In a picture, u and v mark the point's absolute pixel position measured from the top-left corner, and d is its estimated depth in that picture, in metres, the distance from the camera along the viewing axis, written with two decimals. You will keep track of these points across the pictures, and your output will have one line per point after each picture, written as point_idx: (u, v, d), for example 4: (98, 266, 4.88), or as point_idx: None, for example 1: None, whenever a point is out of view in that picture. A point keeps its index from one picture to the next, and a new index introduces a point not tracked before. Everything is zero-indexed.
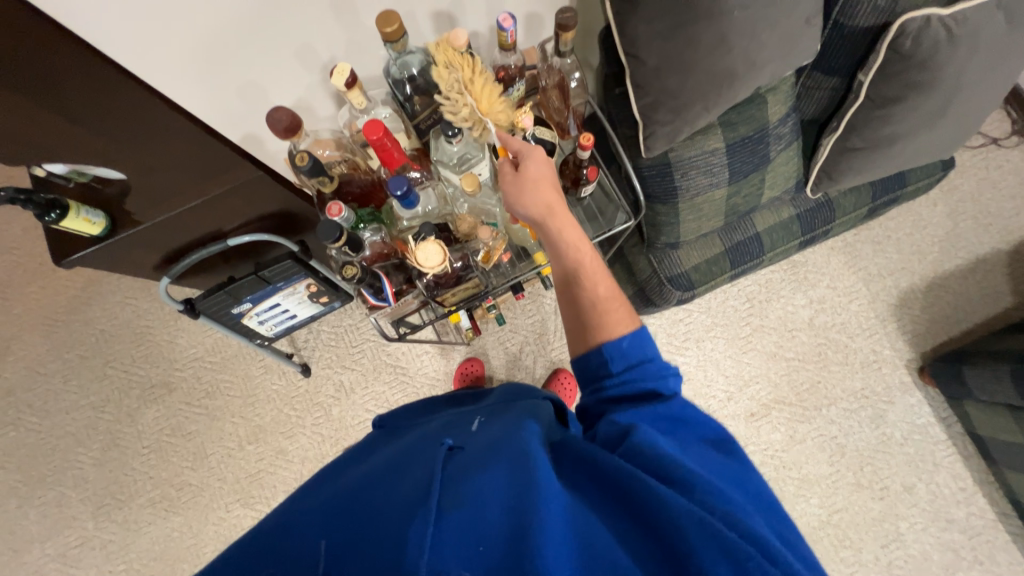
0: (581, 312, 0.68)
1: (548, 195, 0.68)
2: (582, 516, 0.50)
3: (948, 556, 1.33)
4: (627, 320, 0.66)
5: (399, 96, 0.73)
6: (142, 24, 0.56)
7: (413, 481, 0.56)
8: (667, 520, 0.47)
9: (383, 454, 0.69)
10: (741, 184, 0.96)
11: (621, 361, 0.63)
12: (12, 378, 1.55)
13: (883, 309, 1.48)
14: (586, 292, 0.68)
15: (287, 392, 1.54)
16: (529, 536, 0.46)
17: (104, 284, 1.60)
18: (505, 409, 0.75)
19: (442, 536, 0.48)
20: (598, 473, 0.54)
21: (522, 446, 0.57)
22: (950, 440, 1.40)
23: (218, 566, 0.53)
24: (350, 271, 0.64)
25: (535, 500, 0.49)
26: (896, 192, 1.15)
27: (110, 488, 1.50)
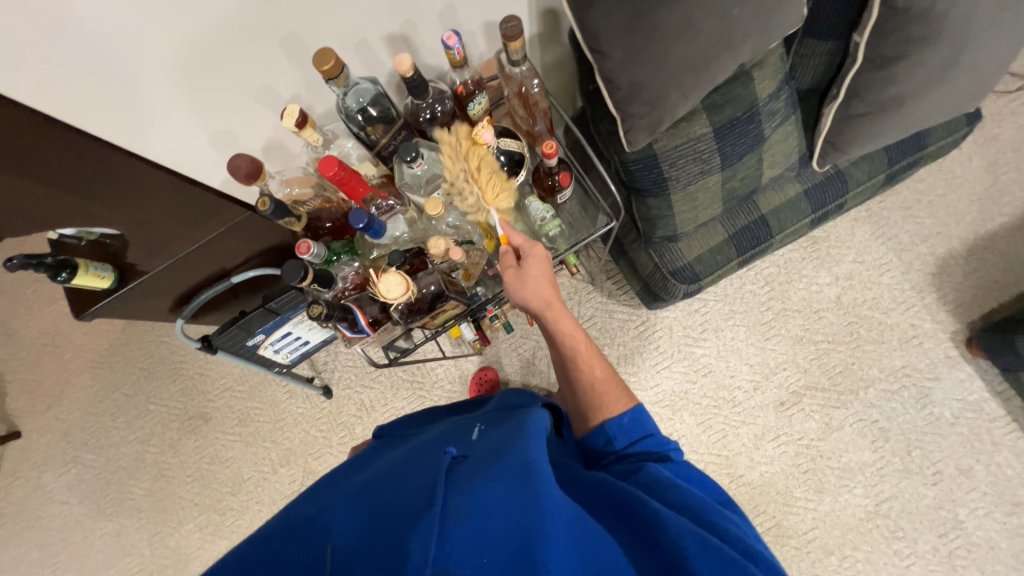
0: (584, 395, 0.76)
1: (548, 292, 0.74)
2: (589, 528, 0.53)
3: (1017, 543, 1.22)
4: (624, 400, 0.74)
5: (353, 129, 0.72)
6: (99, 93, 0.62)
7: (415, 490, 0.55)
8: (665, 537, 0.52)
9: (382, 462, 0.69)
10: (736, 167, 0.91)
11: (624, 438, 0.70)
12: (68, 419, 1.68)
13: (919, 279, 1.37)
14: (585, 376, 0.77)
15: (312, 414, 1.59)
16: (536, 550, 0.47)
17: (138, 325, 1.70)
18: (505, 414, 0.74)
19: (445, 548, 0.47)
20: (601, 499, 0.60)
21: (524, 457, 0.56)
22: (1009, 416, 1.28)
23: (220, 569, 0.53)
24: (317, 309, 0.64)
25: (539, 514, 0.50)
26: (916, 154, 1.06)
27: (161, 516, 1.60)
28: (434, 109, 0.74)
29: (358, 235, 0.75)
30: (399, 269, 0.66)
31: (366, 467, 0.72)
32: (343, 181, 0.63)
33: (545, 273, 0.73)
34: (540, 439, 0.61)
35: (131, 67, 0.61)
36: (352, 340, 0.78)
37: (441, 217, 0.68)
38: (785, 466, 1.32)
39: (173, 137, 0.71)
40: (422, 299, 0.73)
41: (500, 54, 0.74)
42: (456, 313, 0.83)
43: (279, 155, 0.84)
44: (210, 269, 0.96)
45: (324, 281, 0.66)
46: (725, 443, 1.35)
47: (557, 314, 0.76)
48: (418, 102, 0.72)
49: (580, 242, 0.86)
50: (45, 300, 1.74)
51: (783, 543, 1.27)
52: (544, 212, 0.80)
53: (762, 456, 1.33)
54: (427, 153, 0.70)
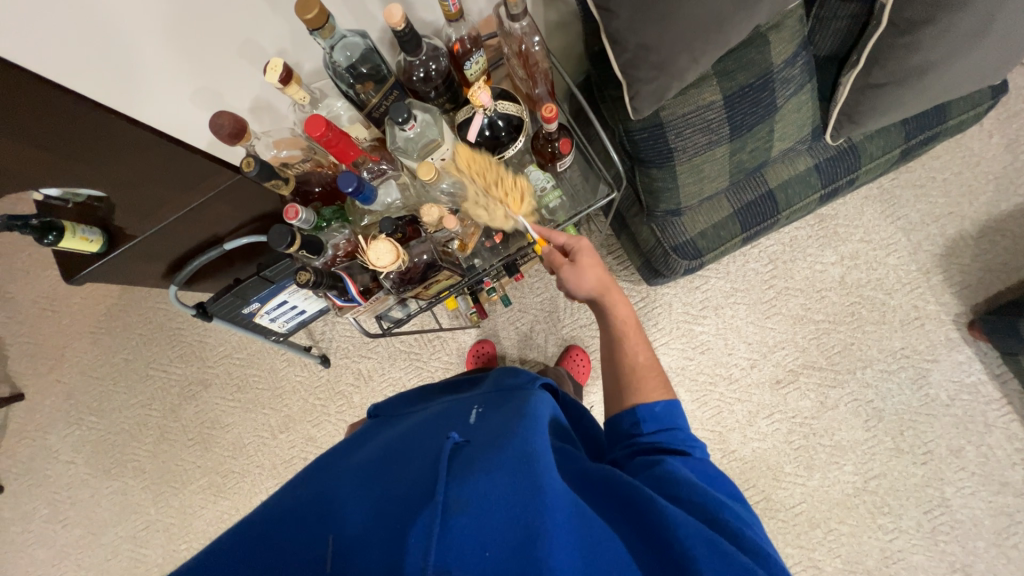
0: (623, 377, 0.76)
1: (603, 279, 0.80)
2: (589, 523, 0.52)
3: (1000, 521, 1.24)
4: (660, 390, 0.72)
5: (343, 88, 0.68)
6: (84, 52, 0.61)
7: (414, 477, 0.54)
8: (675, 540, 0.51)
9: (379, 441, 0.68)
10: (746, 138, 0.87)
11: (652, 422, 0.68)
12: (70, 382, 1.70)
13: (926, 260, 1.34)
14: (628, 359, 0.78)
15: (310, 383, 1.61)
16: (538, 546, 0.47)
17: (136, 291, 1.69)
18: (504, 396, 0.73)
19: (448, 537, 0.47)
20: (607, 492, 0.58)
21: (524, 447, 0.55)
22: (1005, 399, 1.28)
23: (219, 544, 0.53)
24: (305, 277, 0.62)
25: (539, 508, 0.50)
26: (935, 129, 1.01)
27: (165, 477, 1.65)
28: (428, 68, 0.69)
29: (349, 200, 0.73)
30: (389, 237, 0.64)
31: (361, 445, 0.70)
32: (331, 143, 0.61)
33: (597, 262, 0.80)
34: (541, 425, 0.60)
35: (113, 23, 0.61)
36: (340, 310, 0.77)
37: (434, 183, 0.65)
38: (777, 442, 1.33)
39: (159, 89, 0.69)
40: (414, 269, 0.71)
41: (499, 9, 0.69)
42: (449, 283, 0.81)
43: (266, 114, 0.82)
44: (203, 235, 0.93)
45: (313, 248, 0.63)
46: (719, 419, 1.36)
47: (614, 298, 0.81)
48: (411, 59, 0.68)
49: (574, 215, 0.83)
50: (41, 264, 1.73)
51: (770, 516, 1.30)
52: (545, 181, 0.78)
53: (755, 432, 1.34)
54: (420, 114, 0.66)
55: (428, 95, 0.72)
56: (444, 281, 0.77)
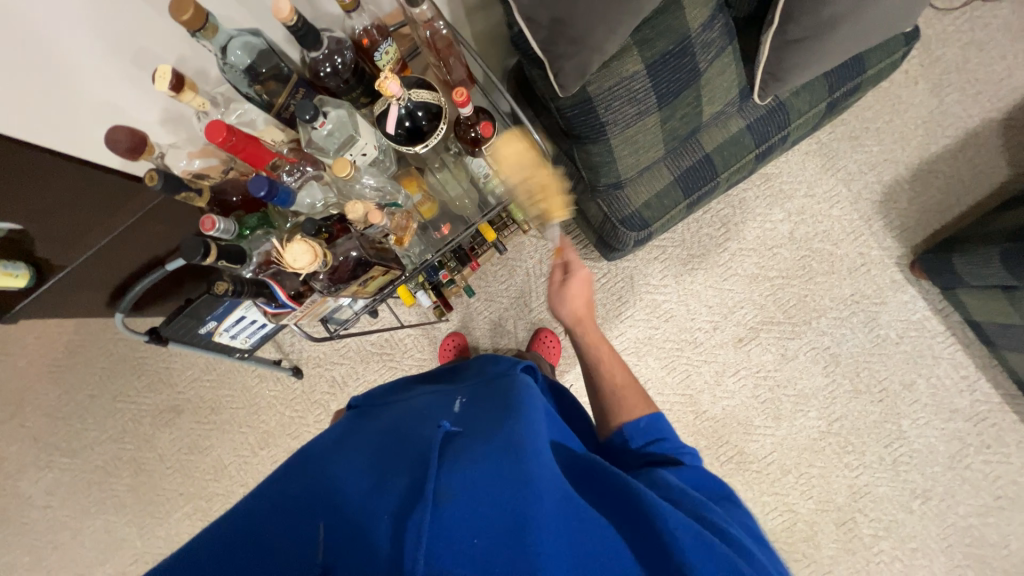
0: (606, 397, 0.89)
1: (581, 310, 0.98)
2: (581, 511, 0.55)
3: (954, 445, 1.32)
4: (643, 406, 0.84)
5: (245, 91, 0.68)
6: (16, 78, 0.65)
7: (405, 467, 0.56)
8: (661, 532, 0.54)
9: (364, 434, 0.69)
10: (674, 106, 0.88)
11: (640, 437, 0.78)
12: (35, 425, 1.66)
13: (867, 208, 1.39)
14: (607, 381, 0.91)
15: (285, 396, 1.59)
16: (528, 533, 0.50)
17: (92, 326, 1.66)
18: (487, 386, 0.75)
19: (439, 526, 0.49)
20: (596, 483, 0.62)
21: (512, 438, 0.58)
22: (949, 331, 1.34)
23: (196, 544, 0.53)
24: (223, 287, 0.62)
25: (527, 497, 0.52)
26: (857, 80, 1.02)
27: (148, 508, 1.62)
28: (334, 62, 0.68)
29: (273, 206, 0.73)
30: (308, 237, 0.63)
31: (349, 435, 0.72)
32: (238, 149, 0.60)
33: (582, 293, 0.98)
34: (527, 415, 0.63)
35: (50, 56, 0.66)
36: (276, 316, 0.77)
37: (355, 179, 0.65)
38: (745, 398, 1.39)
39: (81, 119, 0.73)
40: (342, 268, 0.70)
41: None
42: (387, 280, 0.79)
43: (187, 126, 0.84)
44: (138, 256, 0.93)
45: (234, 257, 0.62)
46: (688, 382, 1.41)
47: (587, 329, 0.97)
48: (314, 55, 0.66)
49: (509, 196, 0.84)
50: None
51: (744, 468, 1.37)
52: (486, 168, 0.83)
53: (723, 391, 1.40)
54: (332, 111, 0.65)
55: (340, 91, 0.71)
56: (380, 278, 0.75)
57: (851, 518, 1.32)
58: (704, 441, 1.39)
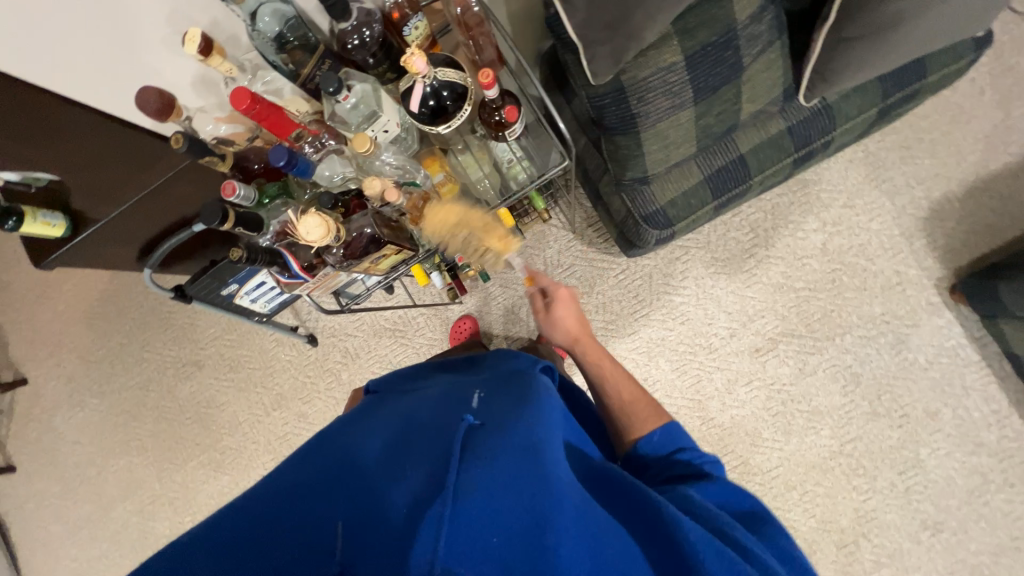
0: (615, 412, 0.86)
1: (574, 330, 1.02)
2: (599, 518, 0.55)
3: (973, 480, 1.26)
4: (654, 417, 0.82)
5: (271, 59, 0.71)
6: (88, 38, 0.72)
7: (424, 459, 0.57)
8: (685, 545, 0.54)
9: (383, 420, 0.71)
10: (712, 101, 0.84)
11: (653, 449, 0.78)
12: (70, 366, 1.77)
13: (910, 225, 1.31)
14: (615, 397, 0.88)
15: (299, 361, 1.64)
16: (547, 536, 0.50)
17: (125, 277, 1.74)
18: (504, 377, 0.75)
19: (457, 520, 0.51)
20: (609, 489, 0.62)
21: (531, 437, 0.58)
22: (984, 361, 1.27)
23: (223, 524, 0.56)
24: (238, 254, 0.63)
25: (547, 499, 0.53)
26: (915, 86, 0.95)
27: (167, 454, 1.71)
28: (362, 35, 0.68)
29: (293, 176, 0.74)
30: (322, 212, 0.63)
31: (363, 422, 0.72)
32: (262, 117, 0.61)
33: (571, 313, 1.03)
34: (546, 413, 0.63)
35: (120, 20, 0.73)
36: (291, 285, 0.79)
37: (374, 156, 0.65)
38: (755, 409, 1.36)
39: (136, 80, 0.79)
40: (355, 243, 0.70)
41: None
42: (400, 259, 0.80)
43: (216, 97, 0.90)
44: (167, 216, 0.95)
45: (250, 224, 0.64)
46: (698, 388, 1.39)
47: (585, 346, 1.00)
48: (342, 26, 0.66)
49: (531, 182, 0.81)
50: None
51: (747, 479, 1.34)
52: (510, 153, 0.80)
53: (734, 399, 1.37)
54: (357, 85, 0.67)
55: (366, 64, 0.70)
56: (393, 257, 0.75)
57: (853, 542, 1.29)
58: (708, 448, 1.37)
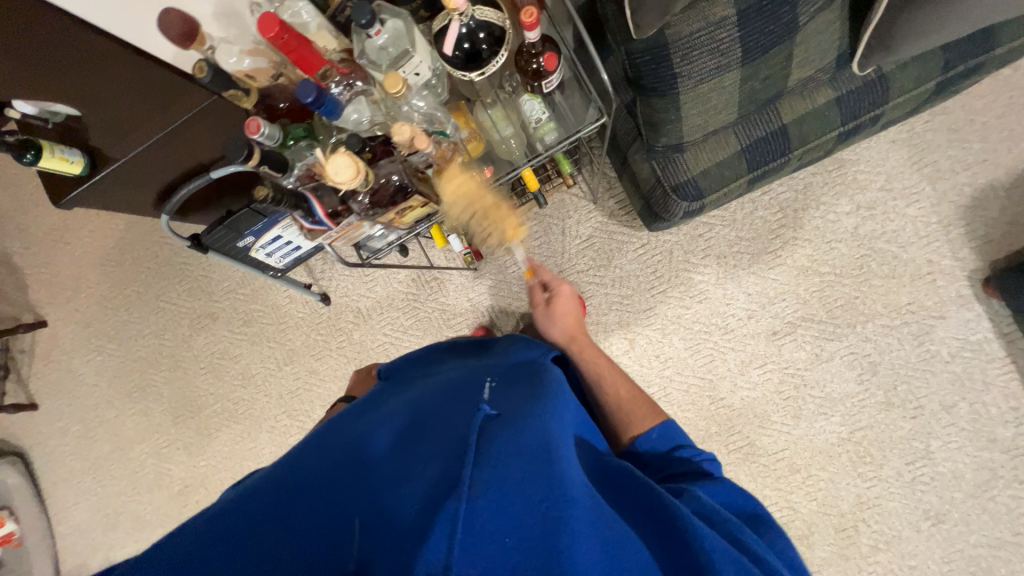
0: (613, 412, 0.90)
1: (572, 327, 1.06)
2: (606, 514, 0.59)
3: (982, 475, 1.25)
4: (652, 416, 0.87)
5: None
6: None
7: (439, 454, 0.60)
8: (689, 539, 0.59)
9: (400, 410, 0.75)
10: (759, 64, 0.79)
11: (653, 447, 0.82)
12: (88, 311, 1.80)
13: (949, 212, 1.26)
14: (613, 397, 0.92)
15: (311, 319, 1.64)
16: (560, 537, 0.54)
17: (141, 226, 1.74)
18: (515, 372, 0.78)
19: (471, 519, 0.53)
20: (617, 485, 0.67)
21: (542, 435, 0.62)
22: (1009, 357, 1.24)
23: (258, 511, 0.63)
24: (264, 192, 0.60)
25: (559, 497, 0.56)
26: (979, 58, 0.88)
27: (182, 401, 1.76)
28: None
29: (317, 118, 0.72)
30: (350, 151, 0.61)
31: (378, 414, 0.76)
32: (288, 48, 0.58)
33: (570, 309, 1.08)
34: (556, 412, 0.67)
35: None
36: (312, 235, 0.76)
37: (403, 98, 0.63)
38: (766, 392, 1.35)
39: None
40: (381, 190, 0.68)
41: None
42: (425, 213, 0.78)
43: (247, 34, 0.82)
44: None
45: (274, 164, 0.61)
46: (710, 367, 1.38)
47: (582, 345, 1.03)
48: None
49: (561, 142, 0.78)
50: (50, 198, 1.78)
51: (752, 460, 1.35)
52: (539, 112, 0.77)
53: (745, 381, 1.36)
54: (389, 20, 0.63)
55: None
56: (418, 210, 0.74)
57: (852, 526, 1.30)
58: (715, 427, 1.37)
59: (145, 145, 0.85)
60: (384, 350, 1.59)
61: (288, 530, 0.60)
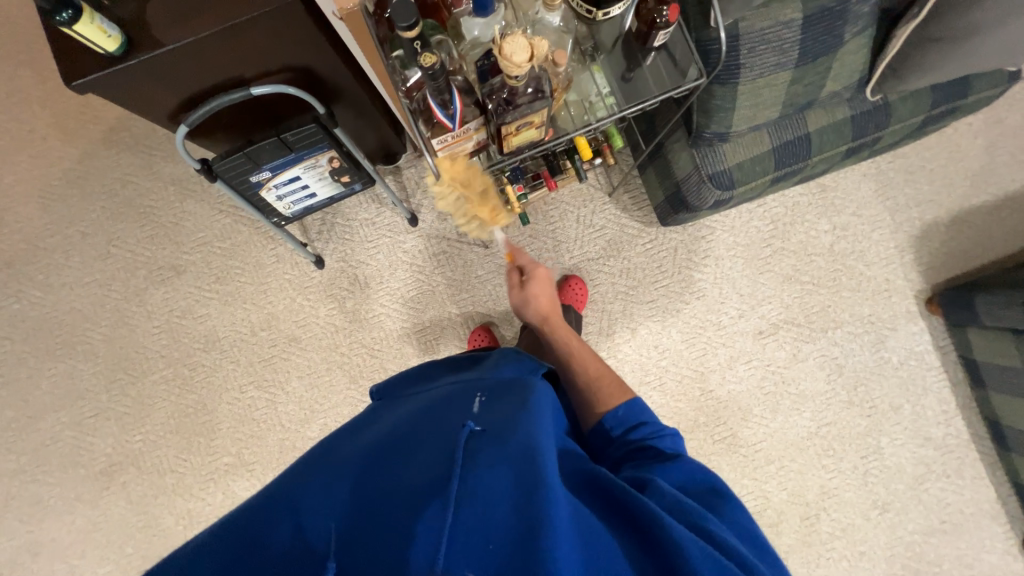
0: (582, 385, 0.88)
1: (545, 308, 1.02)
2: (588, 525, 0.53)
3: (919, 468, 1.44)
4: (619, 392, 0.85)
5: None
6: None
7: (427, 465, 0.57)
8: (670, 544, 0.54)
9: (391, 427, 0.71)
10: (807, 70, 0.91)
11: (620, 426, 0.80)
12: (11, 250, 1.52)
13: (903, 240, 1.48)
14: (581, 370, 0.90)
15: (299, 282, 1.52)
16: (540, 539, 0.47)
17: (102, 160, 1.53)
18: (506, 383, 0.74)
19: (455, 529, 0.50)
20: (601, 491, 0.62)
21: (527, 441, 0.57)
22: (943, 367, 1.46)
23: (235, 529, 0.58)
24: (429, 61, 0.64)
25: (541, 499, 0.50)
26: (956, 102, 1.07)
27: (122, 364, 1.52)
28: None
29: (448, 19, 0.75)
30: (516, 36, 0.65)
31: (367, 433, 0.72)
32: None
33: (545, 290, 1.03)
34: (545, 422, 0.62)
35: None
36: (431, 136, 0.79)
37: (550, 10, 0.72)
38: (750, 386, 1.46)
39: None
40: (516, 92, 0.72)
41: None
42: (533, 139, 0.82)
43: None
44: (225, 70, 0.85)
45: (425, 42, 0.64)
46: (702, 360, 1.46)
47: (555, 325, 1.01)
48: None
49: (660, 94, 0.82)
50: None
51: (734, 450, 1.44)
52: (601, 86, 0.87)
53: (733, 375, 1.46)
54: None
55: None
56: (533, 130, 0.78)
57: (816, 515, 1.42)
58: (704, 417, 1.45)
59: (192, 40, 0.76)
60: (379, 322, 1.51)
61: (266, 529, 0.56)
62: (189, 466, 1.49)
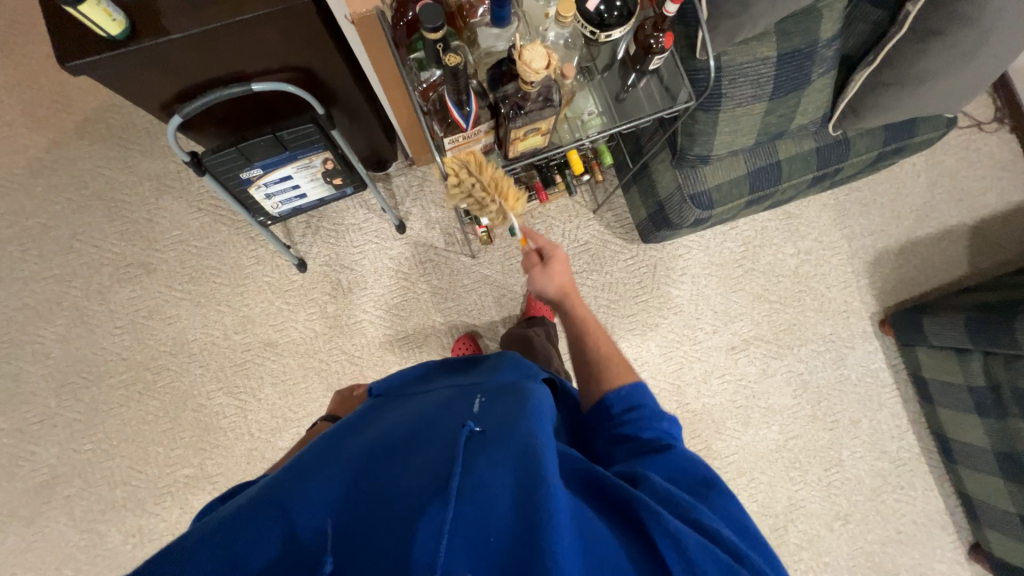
0: (590, 365, 0.90)
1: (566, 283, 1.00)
2: (587, 520, 0.53)
3: (877, 480, 1.53)
4: (626, 374, 0.85)
5: None
6: None
7: (426, 463, 0.56)
8: (662, 535, 0.55)
9: (388, 424, 0.69)
10: (779, 103, 1.00)
11: (621, 403, 0.79)
12: None
13: (859, 265, 1.61)
14: (592, 351, 0.92)
15: (279, 285, 1.48)
16: (543, 536, 0.46)
17: (72, 151, 1.46)
18: (507, 385, 0.71)
19: (455, 527, 0.49)
20: (600, 483, 0.61)
21: (529, 438, 0.55)
22: (895, 384, 1.57)
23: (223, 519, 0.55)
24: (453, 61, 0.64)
25: (544, 495, 0.49)
26: (905, 141, 1.20)
27: (76, 366, 1.42)
28: None
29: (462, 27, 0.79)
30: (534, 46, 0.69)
31: (363, 430, 0.70)
32: None
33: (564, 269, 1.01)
34: (546, 420, 0.60)
35: None
36: (443, 134, 0.78)
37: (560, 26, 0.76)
38: (724, 400, 1.52)
39: None
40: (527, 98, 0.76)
41: None
42: (535, 147, 0.87)
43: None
44: (227, 63, 0.85)
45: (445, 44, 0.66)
46: (679, 374, 1.52)
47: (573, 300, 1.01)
48: None
49: (654, 113, 0.89)
50: None
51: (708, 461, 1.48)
52: (590, 109, 0.93)
53: (707, 389, 1.52)
54: None
55: None
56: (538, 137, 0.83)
57: (784, 526, 1.48)
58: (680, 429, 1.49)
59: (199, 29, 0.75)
60: (362, 328, 1.48)
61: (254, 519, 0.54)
62: (143, 478, 1.39)
